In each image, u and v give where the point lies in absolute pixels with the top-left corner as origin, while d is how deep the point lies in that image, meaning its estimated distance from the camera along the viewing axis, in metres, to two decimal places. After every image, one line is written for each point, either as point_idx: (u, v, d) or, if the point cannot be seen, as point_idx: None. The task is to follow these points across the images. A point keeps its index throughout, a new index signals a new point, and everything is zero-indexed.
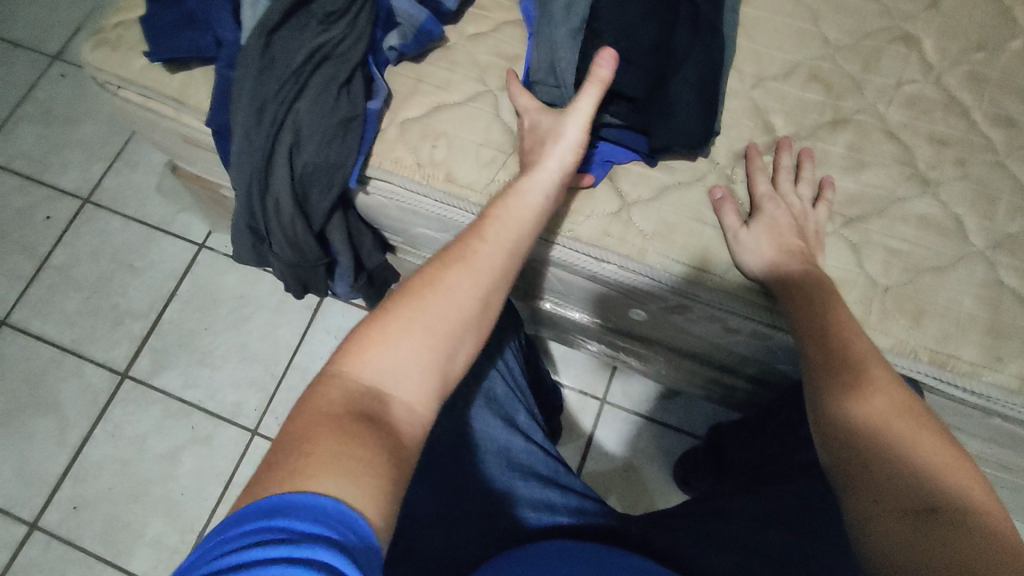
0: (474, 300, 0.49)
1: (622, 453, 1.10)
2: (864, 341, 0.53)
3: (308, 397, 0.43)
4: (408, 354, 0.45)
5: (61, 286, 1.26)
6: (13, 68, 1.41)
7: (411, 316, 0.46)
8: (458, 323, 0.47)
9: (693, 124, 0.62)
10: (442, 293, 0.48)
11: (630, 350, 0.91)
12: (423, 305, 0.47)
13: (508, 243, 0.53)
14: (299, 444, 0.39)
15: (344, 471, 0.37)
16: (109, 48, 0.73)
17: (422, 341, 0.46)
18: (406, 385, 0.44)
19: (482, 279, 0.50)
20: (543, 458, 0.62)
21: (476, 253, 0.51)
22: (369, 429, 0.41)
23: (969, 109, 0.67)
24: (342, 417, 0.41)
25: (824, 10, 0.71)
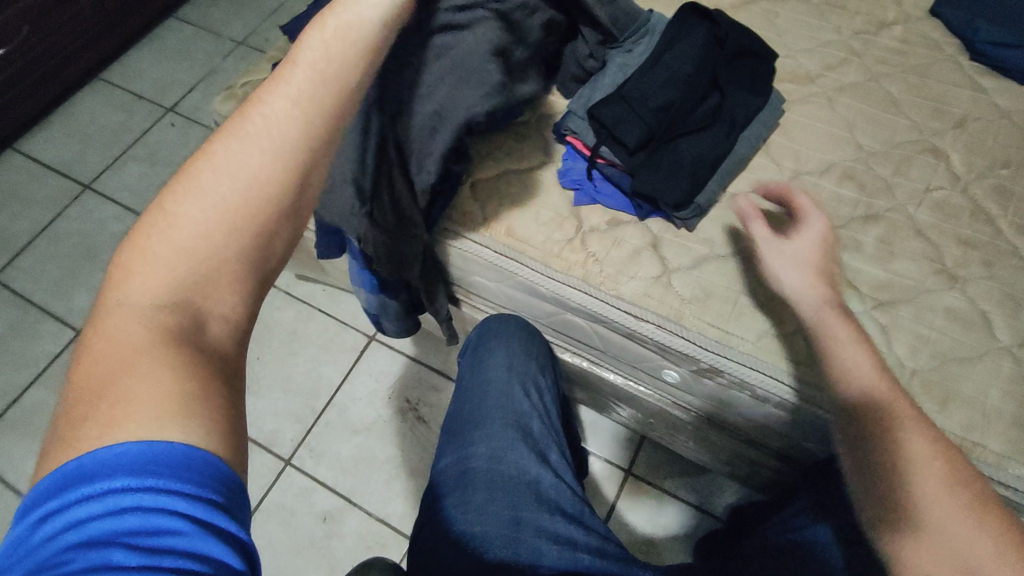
0: (263, 172, 0.41)
1: (645, 529, 1.09)
2: (910, 430, 0.52)
3: (93, 331, 0.39)
4: (211, 254, 0.40)
5: None
6: (133, 116, 1.62)
7: (185, 212, 0.40)
8: (241, 207, 0.41)
9: (680, 182, 0.70)
10: (215, 175, 0.41)
11: (659, 416, 0.94)
12: (200, 195, 0.41)
13: (303, 94, 0.43)
14: (102, 385, 0.36)
15: (159, 407, 0.35)
16: (237, 101, 0.87)
17: (223, 243, 0.40)
18: (213, 286, 0.40)
19: (267, 149, 0.42)
20: (569, 496, 0.64)
21: (259, 120, 0.42)
22: (175, 353, 0.37)
23: (996, 217, 0.73)
24: (139, 348, 0.37)
25: (859, 120, 0.80)
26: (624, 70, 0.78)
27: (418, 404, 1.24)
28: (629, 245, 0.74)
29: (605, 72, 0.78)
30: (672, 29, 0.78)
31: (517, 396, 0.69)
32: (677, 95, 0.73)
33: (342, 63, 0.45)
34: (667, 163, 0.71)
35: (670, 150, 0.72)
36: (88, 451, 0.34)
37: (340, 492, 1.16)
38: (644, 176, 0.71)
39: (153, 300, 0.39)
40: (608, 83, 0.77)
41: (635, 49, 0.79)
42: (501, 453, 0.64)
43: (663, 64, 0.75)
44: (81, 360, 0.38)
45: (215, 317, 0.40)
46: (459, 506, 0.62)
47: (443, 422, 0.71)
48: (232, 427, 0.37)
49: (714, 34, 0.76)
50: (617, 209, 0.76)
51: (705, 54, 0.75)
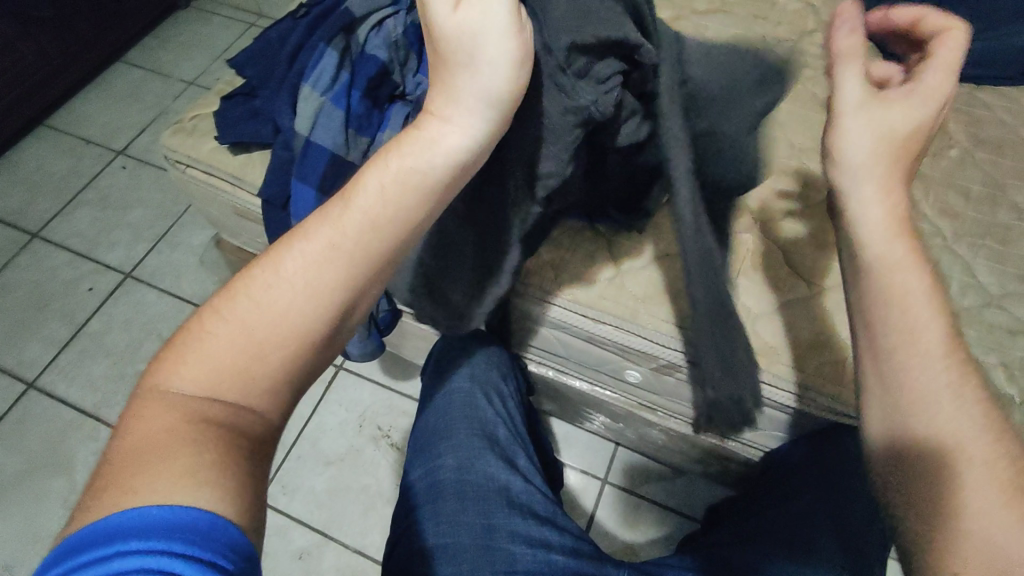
0: (327, 281, 0.39)
1: (625, 535, 1.10)
2: (947, 414, 0.41)
3: (128, 412, 0.37)
4: (254, 356, 0.38)
5: (92, 353, 1.33)
6: (81, 160, 1.60)
7: (246, 307, 0.39)
8: (303, 313, 0.38)
9: None
10: (265, 287, 0.39)
11: (626, 419, 0.95)
12: (261, 292, 0.39)
13: (386, 206, 0.40)
14: (120, 463, 0.34)
15: (185, 479, 0.33)
16: (186, 134, 0.87)
17: (276, 350, 0.38)
18: (241, 391, 0.37)
19: (336, 254, 0.39)
20: (541, 499, 0.65)
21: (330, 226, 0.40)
22: (204, 441, 0.35)
23: (919, 202, 0.77)
24: (170, 438, 0.35)
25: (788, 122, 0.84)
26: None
27: (390, 429, 1.23)
28: (583, 252, 0.75)
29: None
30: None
31: (481, 404, 0.70)
32: None
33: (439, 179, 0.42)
34: None
35: None
36: (106, 512, 0.32)
37: (315, 527, 1.14)
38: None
39: (186, 393, 0.37)
40: None
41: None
42: (469, 462, 0.65)
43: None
44: (116, 434, 0.37)
45: (245, 422, 0.37)
46: (430, 517, 0.62)
47: (410, 436, 0.71)
48: (250, 489, 0.36)
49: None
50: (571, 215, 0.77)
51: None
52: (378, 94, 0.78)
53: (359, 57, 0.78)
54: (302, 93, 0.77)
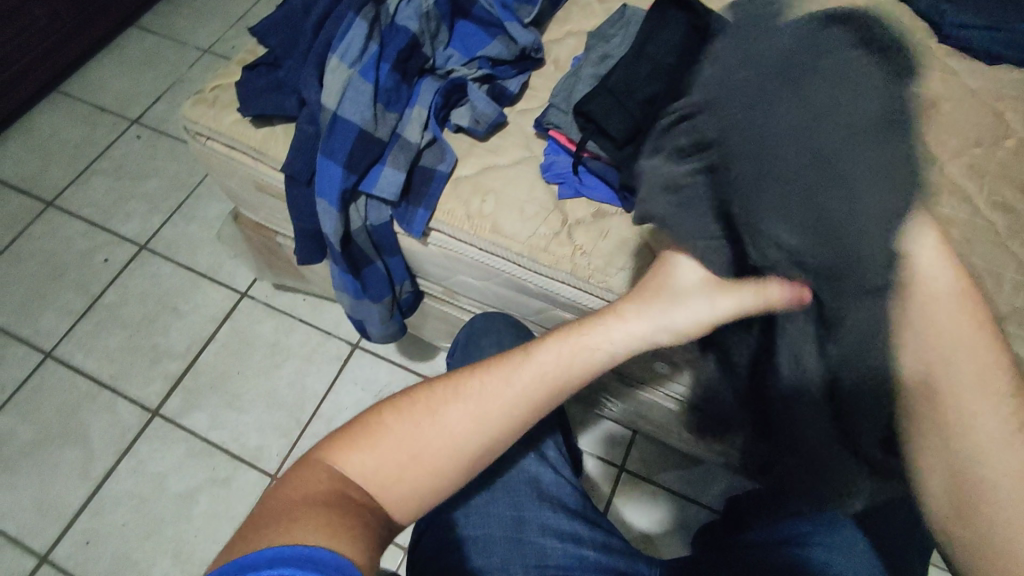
0: (481, 418, 0.51)
1: (641, 524, 1.09)
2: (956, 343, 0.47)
3: (303, 470, 0.48)
4: (410, 461, 0.50)
5: (107, 324, 1.33)
6: (96, 129, 1.57)
7: (428, 418, 0.51)
8: (467, 438, 0.51)
9: None
10: (441, 408, 0.51)
11: (654, 409, 0.94)
12: (433, 409, 0.51)
13: (545, 378, 0.53)
14: (284, 521, 0.43)
15: (330, 530, 0.43)
16: (208, 105, 0.84)
17: (429, 466, 0.50)
18: (387, 481, 0.49)
19: (505, 401, 0.52)
20: (570, 491, 0.63)
21: (511, 374, 0.53)
22: (349, 504, 0.46)
23: (972, 196, 0.74)
24: (324, 495, 0.46)
25: None
26: (607, 62, 0.76)
27: None
28: (617, 236, 0.71)
29: (586, 63, 0.76)
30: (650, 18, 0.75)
31: None
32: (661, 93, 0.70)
33: (591, 368, 0.54)
34: None
35: None
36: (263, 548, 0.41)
37: None
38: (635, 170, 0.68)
39: (359, 480, 0.48)
40: (584, 71, 0.76)
41: (614, 38, 0.78)
42: (498, 451, 0.63)
43: (647, 56, 0.72)
44: (288, 475, 0.48)
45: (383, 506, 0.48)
46: (459, 507, 0.60)
47: None
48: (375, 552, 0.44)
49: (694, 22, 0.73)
50: (604, 201, 0.73)
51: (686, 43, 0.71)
52: (407, 67, 0.77)
53: (388, 28, 0.77)
54: (329, 64, 0.74)
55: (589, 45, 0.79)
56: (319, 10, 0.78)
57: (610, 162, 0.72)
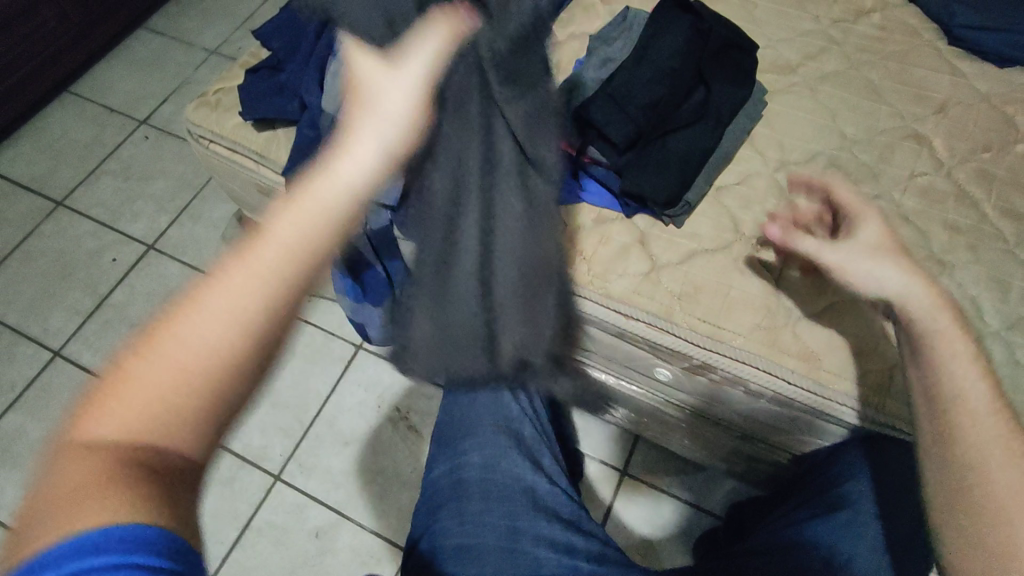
0: (244, 309, 0.37)
1: (642, 528, 1.09)
2: (968, 384, 0.50)
3: (49, 465, 0.35)
4: (162, 393, 0.36)
5: (114, 324, 1.34)
6: (104, 130, 1.59)
7: (174, 339, 0.36)
8: (229, 342, 0.37)
9: (667, 179, 0.69)
10: (185, 320, 0.36)
11: (655, 418, 0.93)
12: (175, 326, 0.36)
13: (300, 236, 0.39)
14: (52, 513, 0.33)
15: (109, 500, 0.33)
16: (211, 109, 0.84)
17: (192, 392, 0.36)
18: (155, 436, 0.36)
19: (263, 278, 0.38)
20: (566, 501, 0.63)
21: (257, 241, 0.39)
22: (128, 479, 0.34)
23: (980, 202, 0.72)
24: (85, 480, 0.34)
25: (841, 110, 0.80)
26: (608, 66, 0.76)
27: (409, 412, 1.22)
28: (617, 242, 0.72)
29: (587, 67, 0.76)
30: (653, 22, 0.76)
31: (507, 402, 0.67)
32: (663, 99, 0.72)
33: (337, 217, 0.41)
34: (655, 162, 0.70)
35: (658, 148, 0.70)
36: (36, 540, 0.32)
37: (331, 506, 1.14)
38: (633, 174, 0.70)
39: (117, 436, 0.35)
40: (586, 74, 0.76)
41: (616, 43, 0.78)
42: (494, 461, 0.63)
43: (648, 61, 0.73)
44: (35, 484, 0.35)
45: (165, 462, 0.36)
46: (454, 516, 0.60)
47: (434, 429, 0.69)
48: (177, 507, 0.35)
49: (696, 28, 0.75)
50: (603, 206, 0.74)
51: (687, 48, 0.74)
52: None
53: None
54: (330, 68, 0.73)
55: (591, 48, 0.79)
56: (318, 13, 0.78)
57: (612, 168, 0.73)
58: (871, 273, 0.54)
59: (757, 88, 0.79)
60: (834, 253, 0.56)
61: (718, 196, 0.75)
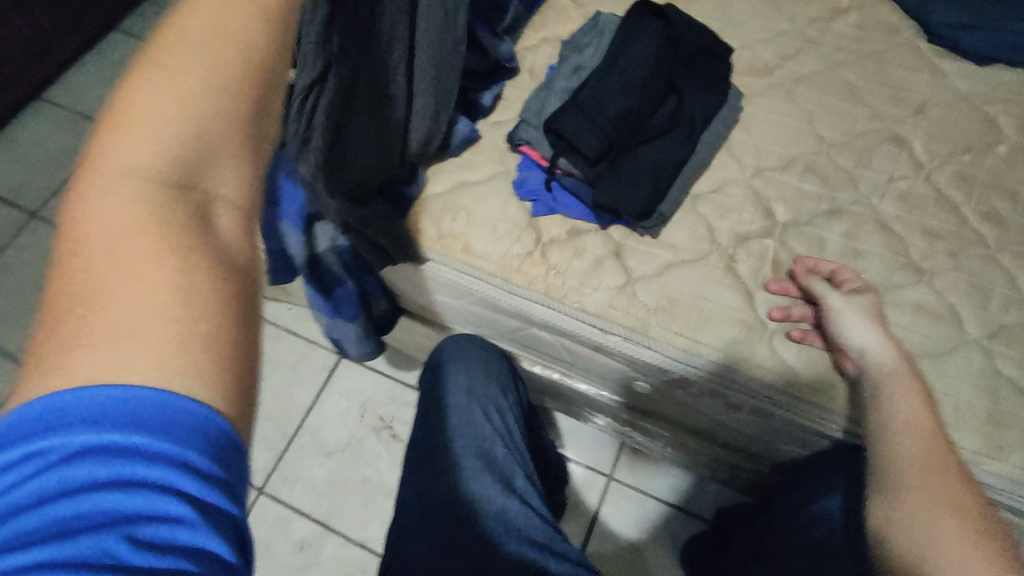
0: (222, 83, 0.34)
1: (629, 534, 1.08)
2: (908, 414, 0.56)
3: (57, 303, 0.29)
4: (168, 183, 0.32)
5: None
6: (78, 137, 1.55)
7: (149, 123, 0.32)
8: (221, 111, 0.33)
9: (641, 190, 0.67)
10: (157, 103, 0.32)
11: (637, 427, 0.92)
12: (153, 114, 0.32)
13: (241, 8, 0.36)
14: (78, 321, 0.29)
15: (156, 325, 0.29)
16: None
17: (205, 172, 0.33)
18: (181, 224, 0.31)
19: (228, 47, 0.34)
20: (538, 523, 0.61)
21: (198, 19, 0.35)
22: (167, 281, 0.30)
23: (959, 206, 0.71)
24: (118, 293, 0.29)
25: (819, 112, 0.78)
26: (580, 75, 0.74)
27: (393, 421, 1.21)
28: (591, 255, 0.70)
29: (558, 75, 0.75)
30: (625, 28, 0.75)
31: (478, 421, 0.66)
32: (635, 107, 0.70)
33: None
34: (628, 173, 0.68)
35: (631, 157, 0.68)
36: (56, 389, 0.27)
37: (316, 518, 1.13)
38: (605, 185, 0.67)
39: (125, 241, 0.30)
40: (557, 84, 0.74)
41: (587, 50, 0.76)
42: (464, 484, 0.62)
43: (618, 69, 0.72)
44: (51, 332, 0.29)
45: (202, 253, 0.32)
46: (424, 541, 0.60)
47: (407, 451, 0.69)
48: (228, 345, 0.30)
49: (669, 35, 0.74)
50: (578, 218, 0.72)
51: (659, 56, 0.72)
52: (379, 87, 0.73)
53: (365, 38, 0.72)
54: None
55: (562, 55, 0.77)
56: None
57: (583, 179, 0.70)
58: (862, 330, 0.61)
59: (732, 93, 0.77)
60: (840, 299, 0.63)
61: (694, 204, 0.73)
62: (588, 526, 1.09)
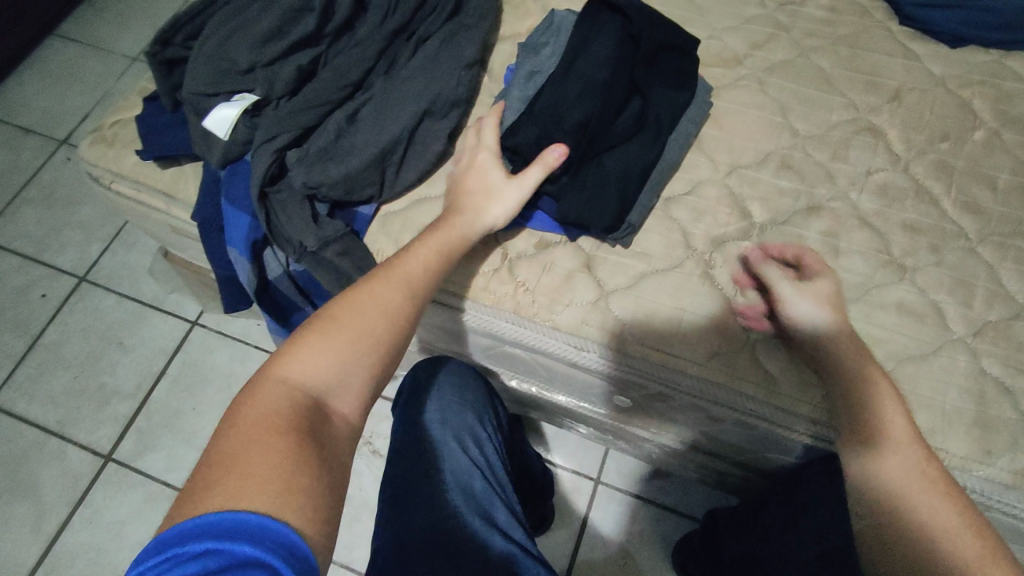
0: (387, 319, 0.51)
1: (620, 538, 1.06)
2: (889, 419, 0.54)
3: (235, 419, 0.43)
4: (338, 366, 0.47)
5: (49, 366, 1.25)
6: (21, 154, 1.47)
7: (342, 327, 0.49)
8: (380, 338, 0.50)
9: (607, 204, 0.64)
10: (350, 317, 0.49)
11: (619, 434, 0.90)
12: (348, 318, 0.49)
13: (423, 274, 0.55)
14: (243, 445, 0.41)
15: (288, 469, 0.40)
16: (107, 145, 0.74)
17: (359, 364, 0.48)
18: (331, 398, 0.46)
19: (405, 296, 0.53)
20: (523, 558, 0.55)
21: (399, 271, 0.54)
22: (308, 437, 0.43)
23: (939, 198, 0.68)
24: (276, 428, 0.42)
25: (793, 103, 0.75)
26: (535, 80, 0.70)
27: (372, 436, 1.17)
28: (561, 269, 0.67)
29: (514, 84, 0.70)
30: (580, 27, 0.70)
31: (454, 451, 0.61)
32: (596, 113, 0.65)
33: (440, 271, 0.56)
34: (592, 185, 0.64)
35: (594, 168, 0.65)
36: (221, 508, 0.37)
37: None
38: (570, 200, 0.64)
39: (294, 398, 0.45)
40: (512, 92, 0.69)
41: (544, 50, 0.72)
42: (441, 523, 0.57)
43: (575, 73, 0.67)
44: (221, 432, 0.42)
45: (332, 426, 0.46)
46: None
47: (380, 491, 0.63)
48: (324, 498, 0.41)
49: (626, 31, 0.68)
50: (545, 230, 0.68)
51: (620, 54, 0.67)
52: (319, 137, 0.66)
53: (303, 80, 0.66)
54: (222, 114, 0.62)
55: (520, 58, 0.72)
56: (187, 29, 0.68)
57: (546, 193, 0.66)
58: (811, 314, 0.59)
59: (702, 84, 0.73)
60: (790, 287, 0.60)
61: (667, 208, 0.70)
62: (578, 532, 1.07)
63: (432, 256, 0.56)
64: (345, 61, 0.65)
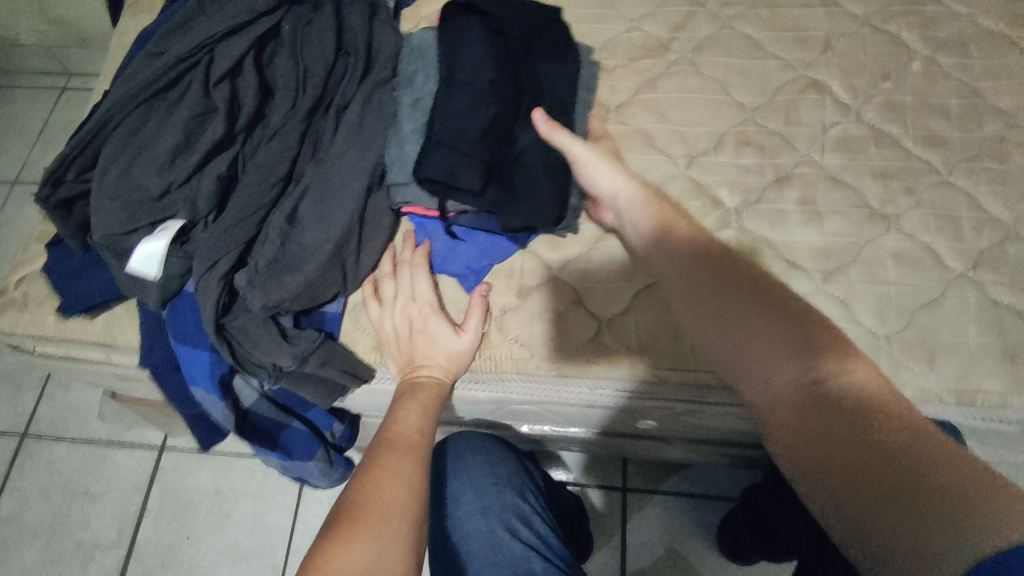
0: (407, 479, 0.49)
1: (665, 540, 1.04)
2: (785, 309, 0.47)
3: None
4: (380, 542, 0.44)
5: (13, 541, 1.12)
6: None
7: (370, 503, 0.46)
8: (408, 500, 0.47)
9: (547, 198, 0.61)
10: (372, 489, 0.47)
11: (639, 448, 0.87)
12: (372, 492, 0.47)
13: (424, 432, 0.54)
14: None
15: None
16: (16, 307, 0.65)
17: (399, 534, 0.45)
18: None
19: (417, 456, 0.51)
20: None
21: (401, 435, 0.53)
22: None
23: (898, 138, 0.68)
24: None
25: (730, 77, 0.73)
26: (421, 107, 0.63)
27: None
28: (552, 310, 0.63)
29: (402, 117, 0.63)
30: (445, 39, 0.65)
31: (506, 540, 0.56)
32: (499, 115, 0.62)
33: (432, 423, 0.55)
34: (521, 186, 0.61)
35: (517, 171, 0.62)
36: None
37: None
38: (510, 210, 0.60)
39: None
40: (402, 123, 0.63)
41: (416, 77, 0.65)
42: None
43: (461, 83, 0.62)
44: None
45: None
46: None
47: None
48: None
49: (490, 27, 0.66)
50: (495, 252, 0.64)
51: (493, 50, 0.64)
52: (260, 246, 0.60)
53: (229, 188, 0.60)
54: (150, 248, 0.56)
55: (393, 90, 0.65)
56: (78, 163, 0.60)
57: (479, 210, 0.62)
58: (609, 174, 0.61)
59: (582, 50, 0.71)
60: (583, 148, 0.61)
61: None
62: (622, 548, 1.03)
63: (421, 410, 0.55)
64: (265, 157, 0.60)
